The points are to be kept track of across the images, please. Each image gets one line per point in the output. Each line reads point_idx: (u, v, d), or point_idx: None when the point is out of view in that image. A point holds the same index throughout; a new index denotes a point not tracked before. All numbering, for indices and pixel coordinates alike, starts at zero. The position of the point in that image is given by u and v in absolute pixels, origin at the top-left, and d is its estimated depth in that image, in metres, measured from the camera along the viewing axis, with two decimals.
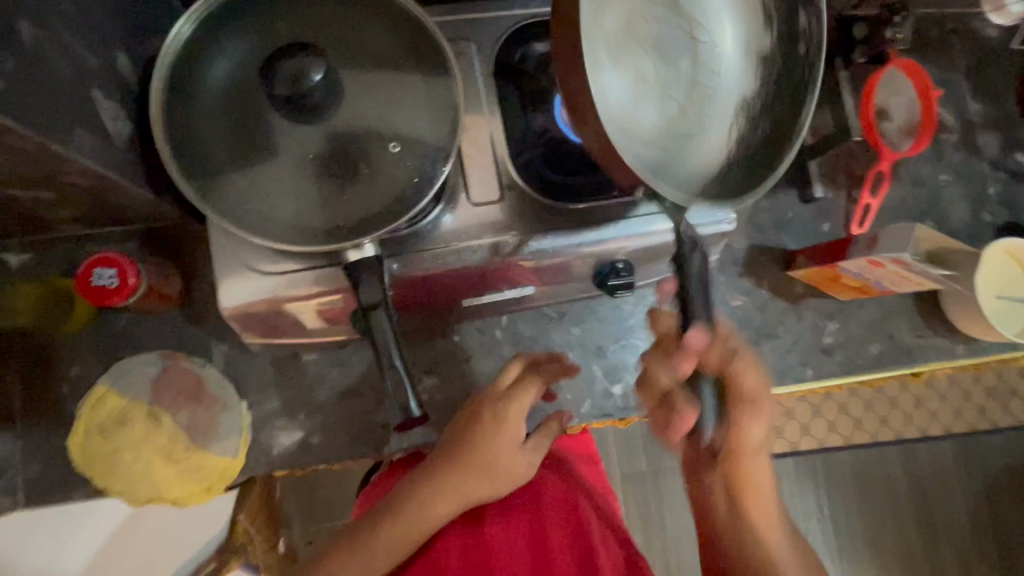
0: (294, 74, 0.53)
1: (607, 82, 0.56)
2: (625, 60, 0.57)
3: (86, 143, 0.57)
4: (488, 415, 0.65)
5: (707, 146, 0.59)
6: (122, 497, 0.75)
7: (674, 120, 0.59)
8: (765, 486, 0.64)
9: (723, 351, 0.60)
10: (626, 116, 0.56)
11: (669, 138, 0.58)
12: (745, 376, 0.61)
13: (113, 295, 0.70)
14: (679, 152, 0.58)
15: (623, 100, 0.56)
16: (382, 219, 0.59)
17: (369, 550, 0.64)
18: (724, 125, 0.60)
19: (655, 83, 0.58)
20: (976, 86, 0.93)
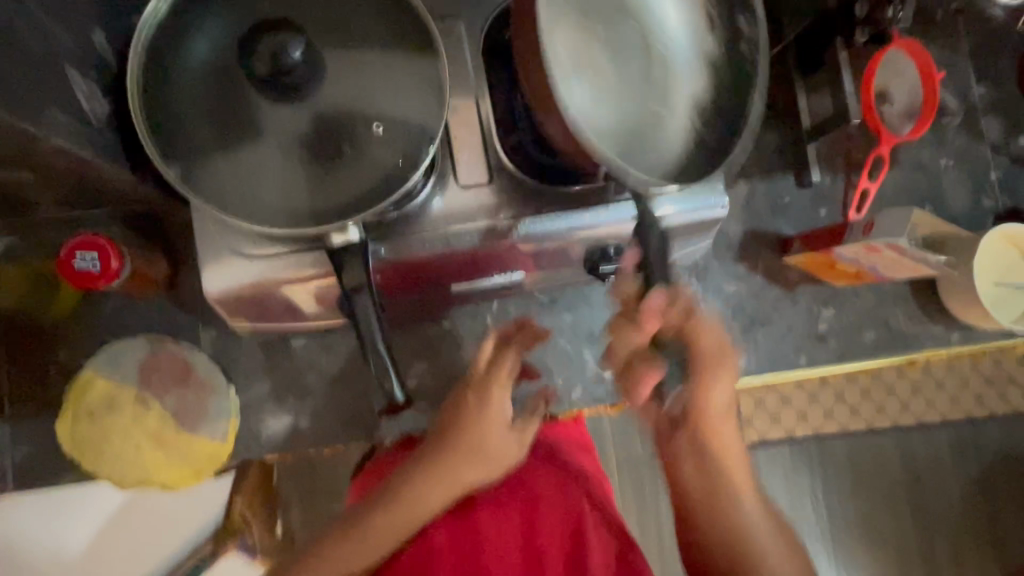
0: (272, 52, 0.52)
1: (558, 76, 0.53)
2: (577, 46, 0.54)
3: (62, 124, 0.56)
4: (473, 399, 0.64)
5: (671, 124, 0.56)
6: (112, 480, 0.75)
7: (637, 107, 0.56)
8: (734, 464, 0.63)
9: (680, 314, 0.62)
10: (584, 111, 0.54)
11: (632, 126, 0.56)
12: (709, 334, 0.61)
13: (96, 279, 0.70)
14: (644, 137, 0.56)
15: (581, 93, 0.54)
16: (367, 202, 0.58)
17: (363, 541, 0.63)
18: (688, 99, 0.57)
19: (610, 66, 0.55)
20: (981, 68, 0.91)
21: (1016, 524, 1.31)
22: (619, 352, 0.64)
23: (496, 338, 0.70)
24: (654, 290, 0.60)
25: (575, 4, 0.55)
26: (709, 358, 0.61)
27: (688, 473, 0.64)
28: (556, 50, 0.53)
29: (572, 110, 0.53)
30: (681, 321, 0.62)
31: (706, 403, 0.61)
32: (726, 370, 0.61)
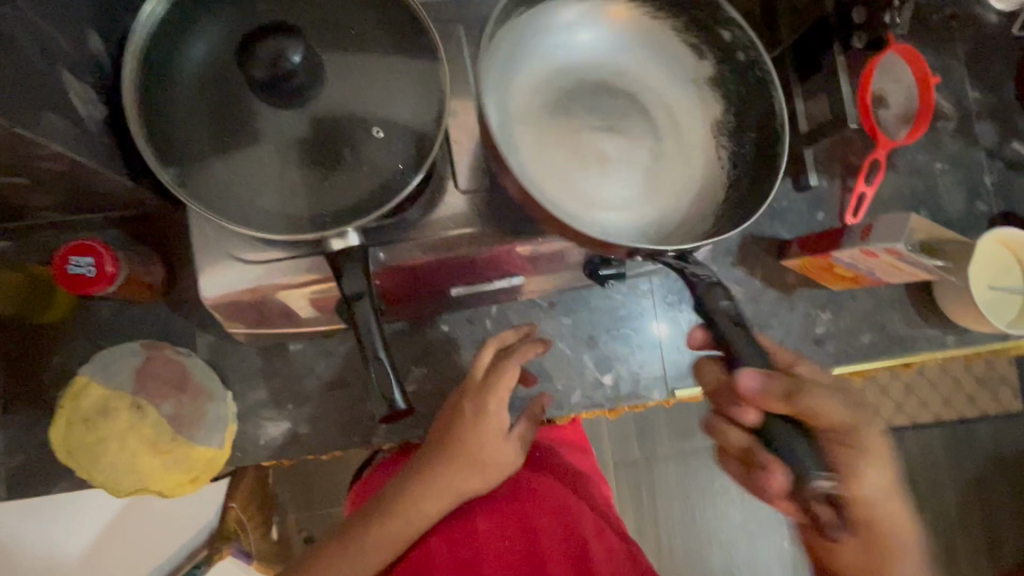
0: (271, 57, 0.51)
1: (582, 209, 0.56)
2: (571, 149, 0.58)
3: (57, 127, 0.55)
4: (471, 410, 0.64)
5: (690, 185, 0.61)
6: (106, 488, 0.74)
7: (656, 185, 0.60)
8: (899, 530, 0.54)
9: (786, 383, 0.51)
10: (618, 228, 0.57)
11: (666, 217, 0.59)
12: (830, 404, 0.52)
13: (91, 284, 0.69)
14: (683, 215, 0.60)
15: (607, 212, 0.57)
16: (366, 207, 0.57)
17: (359, 548, 0.64)
18: (701, 165, 0.61)
19: (616, 176, 0.59)
20: (975, 73, 0.91)
21: (1008, 523, 1.33)
22: (730, 452, 0.57)
23: (496, 346, 0.70)
24: (743, 371, 0.51)
25: (549, 140, 0.58)
26: (840, 431, 0.52)
27: (847, 552, 0.55)
28: (563, 191, 0.57)
29: (607, 230, 0.56)
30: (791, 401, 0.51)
31: (854, 485, 0.52)
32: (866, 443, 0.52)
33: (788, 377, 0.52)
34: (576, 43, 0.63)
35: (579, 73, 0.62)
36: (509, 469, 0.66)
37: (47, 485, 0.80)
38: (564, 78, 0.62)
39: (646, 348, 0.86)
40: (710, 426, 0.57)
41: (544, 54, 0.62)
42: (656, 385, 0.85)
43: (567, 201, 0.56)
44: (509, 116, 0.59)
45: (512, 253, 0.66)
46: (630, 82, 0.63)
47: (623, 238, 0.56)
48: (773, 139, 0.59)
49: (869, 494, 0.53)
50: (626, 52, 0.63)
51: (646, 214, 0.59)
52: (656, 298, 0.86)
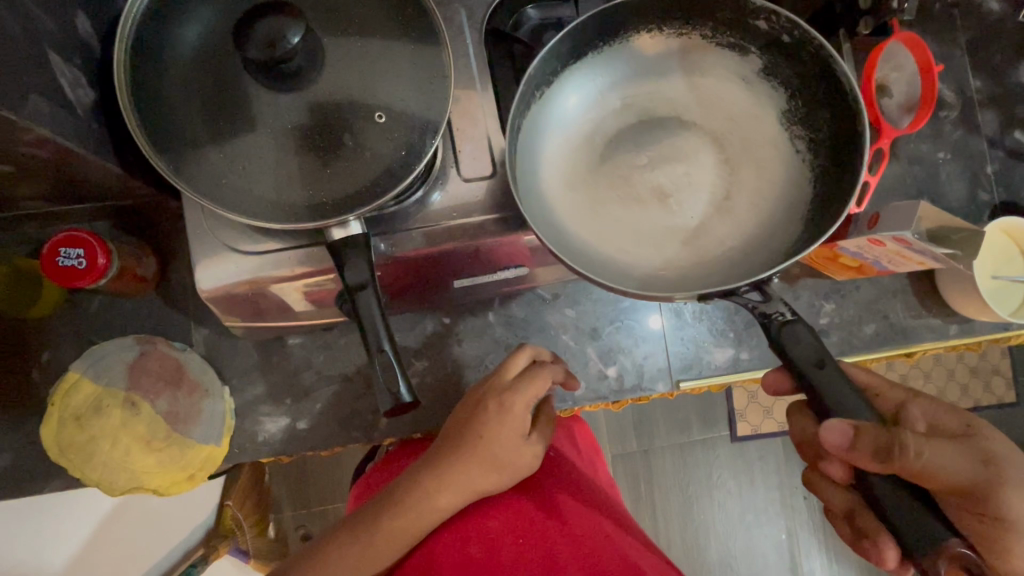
0: (269, 37, 0.49)
1: (654, 259, 0.57)
2: (626, 191, 0.59)
3: (44, 111, 0.53)
4: (494, 406, 0.63)
5: (766, 192, 0.59)
6: (100, 487, 0.72)
7: (730, 202, 0.59)
8: None
9: (878, 442, 0.49)
10: (694, 266, 0.57)
11: (746, 237, 0.58)
12: (939, 459, 0.50)
13: (81, 277, 0.67)
14: (764, 229, 0.58)
15: (680, 252, 0.57)
16: (368, 195, 0.56)
17: (369, 544, 0.62)
18: (775, 173, 0.60)
19: (682, 215, 0.59)
20: (977, 62, 0.91)
21: None
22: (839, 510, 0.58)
23: (530, 356, 0.70)
24: (826, 427, 0.50)
25: (603, 195, 0.60)
26: (961, 492, 0.51)
27: None
28: (628, 244, 0.58)
29: (684, 273, 0.57)
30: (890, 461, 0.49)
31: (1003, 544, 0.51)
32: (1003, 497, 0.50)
33: (885, 435, 0.49)
34: (607, 79, 0.62)
35: (620, 113, 0.62)
36: (527, 469, 0.66)
37: (35, 485, 0.77)
38: (606, 123, 0.62)
39: (650, 340, 0.85)
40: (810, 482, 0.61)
41: (577, 103, 0.62)
42: (660, 377, 0.84)
43: (636, 257, 0.57)
44: (559, 180, 0.61)
45: (518, 242, 0.64)
46: (672, 105, 0.62)
47: (702, 272, 0.57)
48: (853, 119, 0.56)
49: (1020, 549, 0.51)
50: (663, 78, 0.63)
51: (726, 235, 0.58)
52: None
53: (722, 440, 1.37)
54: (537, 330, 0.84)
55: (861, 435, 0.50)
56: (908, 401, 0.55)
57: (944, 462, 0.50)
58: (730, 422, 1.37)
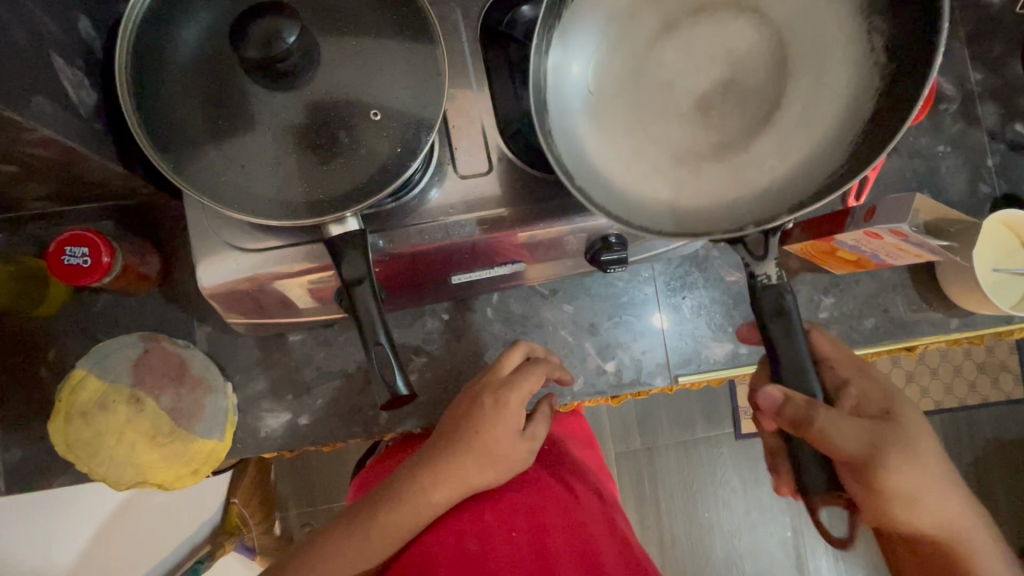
0: (266, 37, 0.49)
1: (681, 185, 0.51)
2: (659, 108, 0.53)
3: (48, 113, 0.54)
4: (491, 402, 0.64)
5: (819, 106, 0.51)
6: (106, 481, 0.73)
7: (775, 118, 0.52)
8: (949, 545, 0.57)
9: (798, 412, 0.53)
10: (728, 195, 0.51)
11: (791, 161, 0.51)
12: (844, 438, 0.54)
13: (86, 275, 0.68)
14: (812, 151, 0.51)
15: (714, 178, 0.51)
16: (363, 192, 0.56)
17: (365, 537, 0.63)
18: (836, 79, 0.51)
19: (721, 135, 0.52)
20: (976, 55, 0.91)
21: None
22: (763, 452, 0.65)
23: (525, 352, 0.71)
24: (760, 391, 0.56)
25: (637, 111, 0.53)
26: (859, 464, 0.54)
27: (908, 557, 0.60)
28: (654, 169, 0.52)
29: (716, 202, 0.51)
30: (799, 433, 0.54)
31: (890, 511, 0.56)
32: (896, 466, 0.54)
33: (809, 406, 0.53)
34: None
35: (663, 5, 0.53)
36: (521, 465, 0.66)
37: (43, 480, 0.78)
38: (646, 20, 0.53)
39: (648, 336, 0.85)
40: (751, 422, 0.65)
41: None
42: (658, 372, 0.85)
43: (665, 184, 0.52)
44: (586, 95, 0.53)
45: (513, 239, 0.65)
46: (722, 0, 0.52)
47: (731, 202, 0.51)
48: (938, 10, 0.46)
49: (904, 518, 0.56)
50: None
51: (766, 157, 0.51)
52: (658, 285, 0.85)
53: (725, 437, 1.36)
54: (535, 326, 0.84)
55: (783, 401, 0.54)
56: (850, 380, 0.60)
57: (848, 440, 0.54)
58: (734, 419, 1.37)
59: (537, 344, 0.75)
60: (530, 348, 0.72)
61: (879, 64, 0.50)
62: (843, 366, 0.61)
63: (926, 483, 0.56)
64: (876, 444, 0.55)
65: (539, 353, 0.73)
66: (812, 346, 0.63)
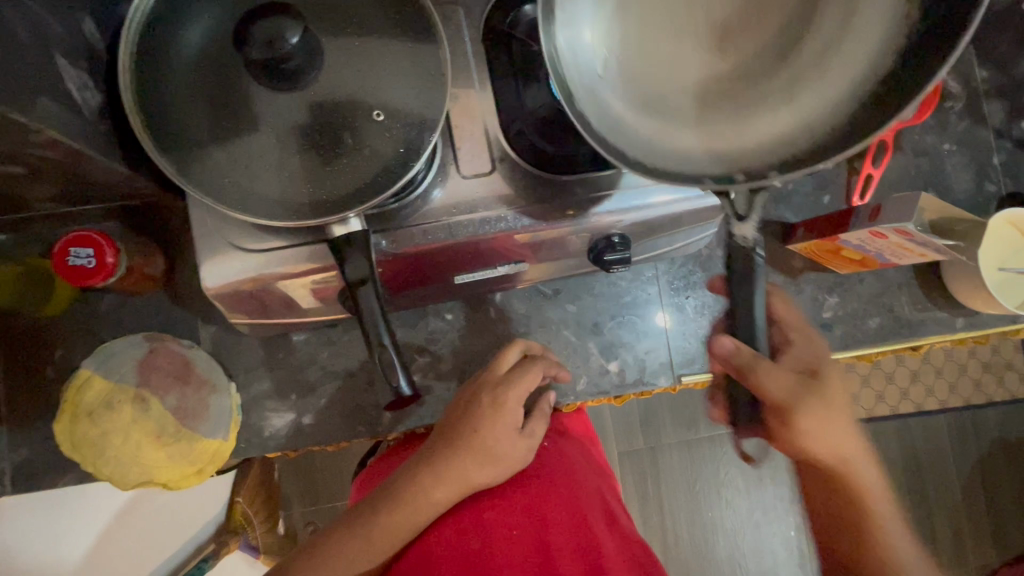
0: (268, 37, 0.49)
1: (680, 124, 0.47)
2: (671, 37, 0.47)
3: (53, 114, 0.54)
4: (488, 400, 0.65)
5: (851, 46, 0.45)
6: (111, 480, 0.73)
7: (798, 57, 0.46)
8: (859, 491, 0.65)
9: (739, 358, 0.64)
10: (725, 141, 0.46)
11: (807, 105, 0.45)
12: (776, 387, 0.63)
13: (91, 276, 0.68)
14: (828, 103, 0.45)
15: (718, 119, 0.47)
16: (366, 193, 0.56)
17: (367, 536, 0.63)
18: (872, 22, 0.44)
19: (733, 72, 0.47)
20: (983, 52, 0.90)
21: None
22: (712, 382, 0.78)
23: (522, 350, 0.71)
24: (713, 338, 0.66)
25: (646, 35, 0.47)
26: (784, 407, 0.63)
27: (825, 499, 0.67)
28: (655, 104, 0.47)
29: (710, 148, 0.46)
30: (740, 377, 0.65)
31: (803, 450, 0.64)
32: (813, 412, 0.63)
33: (749, 352, 0.64)
34: None
35: None
36: (520, 463, 0.66)
37: (49, 479, 0.79)
38: None
39: (651, 335, 0.85)
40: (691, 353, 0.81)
41: None
42: (661, 372, 0.84)
43: (664, 121, 0.47)
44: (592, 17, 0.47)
45: (516, 238, 0.65)
46: None
47: (734, 147, 0.46)
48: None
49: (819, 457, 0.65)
50: None
51: (781, 100, 0.46)
52: (661, 284, 0.85)
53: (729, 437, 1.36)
54: (539, 326, 0.84)
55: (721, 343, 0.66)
56: (798, 345, 0.68)
57: (780, 390, 0.64)
58: None
59: (534, 343, 0.74)
60: (528, 346, 0.72)
61: (914, 14, 0.43)
62: (790, 328, 0.69)
63: (841, 441, 0.65)
64: (804, 403, 0.63)
65: (538, 350, 0.74)
66: (773, 308, 0.71)
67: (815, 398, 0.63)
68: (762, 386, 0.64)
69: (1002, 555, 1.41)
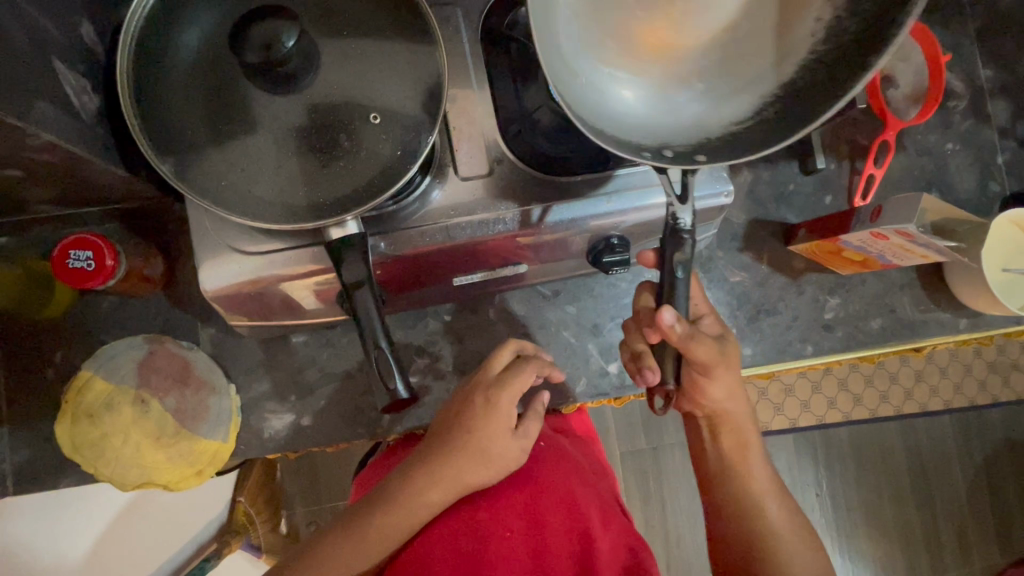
0: (265, 40, 0.49)
1: (623, 107, 0.54)
2: (622, 38, 0.55)
3: (50, 118, 0.55)
4: (481, 402, 0.64)
5: (763, 70, 0.54)
6: (113, 482, 0.73)
7: (723, 71, 0.55)
8: (745, 444, 0.67)
9: (681, 334, 0.58)
10: (663, 125, 0.54)
11: (724, 109, 0.54)
12: (703, 351, 0.60)
13: (91, 278, 0.69)
14: (740, 109, 0.54)
15: (650, 109, 0.55)
16: (364, 195, 0.56)
17: (361, 539, 0.63)
18: (795, 51, 0.53)
19: (667, 74, 0.56)
20: (987, 51, 0.89)
21: None
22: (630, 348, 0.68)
23: (515, 350, 0.70)
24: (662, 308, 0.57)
25: (616, 29, 0.55)
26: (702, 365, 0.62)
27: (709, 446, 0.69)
28: (605, 87, 0.54)
29: (644, 126, 0.54)
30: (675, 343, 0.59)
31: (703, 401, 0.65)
32: (722, 372, 0.63)
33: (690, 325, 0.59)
34: None
35: None
36: (515, 464, 0.66)
37: (50, 481, 0.79)
38: None
39: None
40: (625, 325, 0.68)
41: None
42: None
43: (611, 102, 0.54)
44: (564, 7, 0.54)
45: (516, 240, 0.65)
46: None
47: (666, 132, 0.54)
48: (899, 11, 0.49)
49: (719, 408, 0.66)
50: None
51: (705, 103, 0.55)
52: None
53: None
54: (537, 327, 0.84)
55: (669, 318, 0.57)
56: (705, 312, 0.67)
57: (704, 355, 0.61)
58: None
59: (526, 342, 0.73)
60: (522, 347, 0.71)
61: (809, 57, 0.53)
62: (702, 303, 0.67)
63: (737, 395, 0.66)
64: (715, 362, 0.62)
65: (532, 350, 0.71)
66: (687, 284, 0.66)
67: (727, 358, 0.63)
68: (691, 351, 0.60)
69: (1007, 556, 1.40)
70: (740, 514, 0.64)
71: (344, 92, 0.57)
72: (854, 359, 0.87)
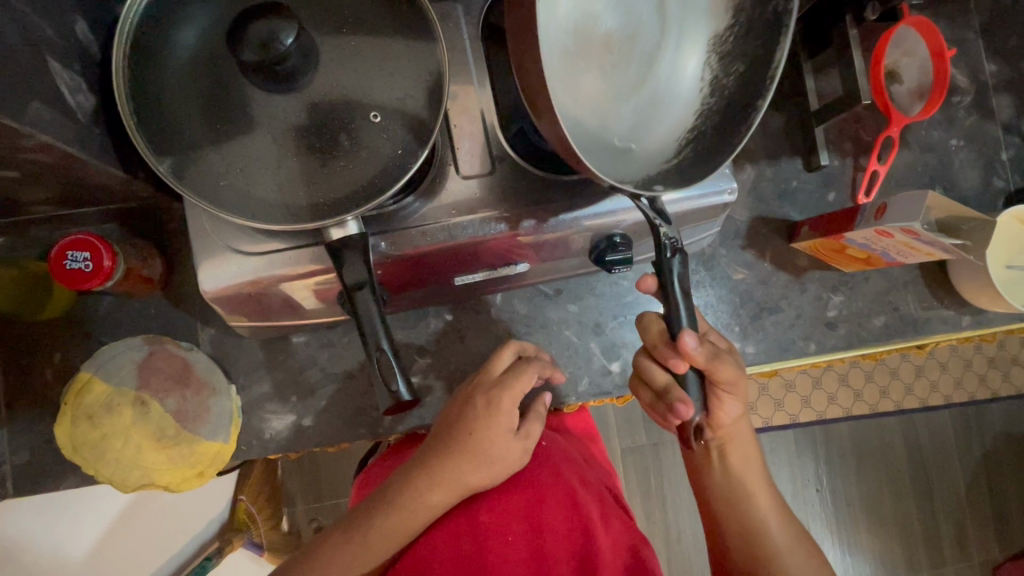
0: (263, 39, 0.48)
1: (582, 134, 0.54)
2: (566, 68, 0.55)
3: (45, 118, 0.54)
4: (482, 403, 0.64)
5: (682, 99, 0.57)
6: (114, 484, 0.73)
7: (652, 101, 0.57)
8: (754, 472, 0.66)
9: (708, 354, 0.59)
10: (616, 154, 0.55)
11: (663, 136, 0.56)
12: (724, 371, 0.60)
13: (89, 279, 0.68)
14: (671, 138, 0.56)
15: (602, 136, 0.55)
16: (364, 195, 0.56)
17: (361, 542, 0.63)
18: (696, 87, 0.57)
19: (608, 102, 0.56)
20: (992, 45, 0.89)
21: None
22: (652, 386, 0.64)
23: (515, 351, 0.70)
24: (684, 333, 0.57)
25: (558, 66, 0.54)
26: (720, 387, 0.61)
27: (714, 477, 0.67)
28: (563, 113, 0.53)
29: (602, 151, 0.54)
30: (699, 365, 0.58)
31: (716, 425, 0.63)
32: (739, 393, 0.62)
33: (710, 345, 0.59)
34: None
35: None
36: (516, 465, 0.65)
37: (50, 483, 0.79)
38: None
39: None
40: (638, 363, 0.65)
41: None
42: None
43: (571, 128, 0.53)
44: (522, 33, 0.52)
45: (519, 239, 0.64)
46: None
47: (621, 160, 0.55)
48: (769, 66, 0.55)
49: (729, 436, 0.65)
50: None
51: (652, 127, 0.56)
52: None
53: None
54: (539, 326, 0.84)
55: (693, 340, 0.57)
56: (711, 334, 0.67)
57: (726, 375, 0.60)
58: None
59: (527, 342, 0.73)
60: (523, 348, 0.71)
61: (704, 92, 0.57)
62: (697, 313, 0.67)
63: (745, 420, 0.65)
64: (732, 384, 0.61)
65: (533, 351, 0.72)
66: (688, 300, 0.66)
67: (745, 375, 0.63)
68: (715, 372, 0.59)
69: (1006, 551, 1.41)
70: (748, 537, 0.64)
71: (340, 91, 0.56)
72: (856, 356, 0.87)
